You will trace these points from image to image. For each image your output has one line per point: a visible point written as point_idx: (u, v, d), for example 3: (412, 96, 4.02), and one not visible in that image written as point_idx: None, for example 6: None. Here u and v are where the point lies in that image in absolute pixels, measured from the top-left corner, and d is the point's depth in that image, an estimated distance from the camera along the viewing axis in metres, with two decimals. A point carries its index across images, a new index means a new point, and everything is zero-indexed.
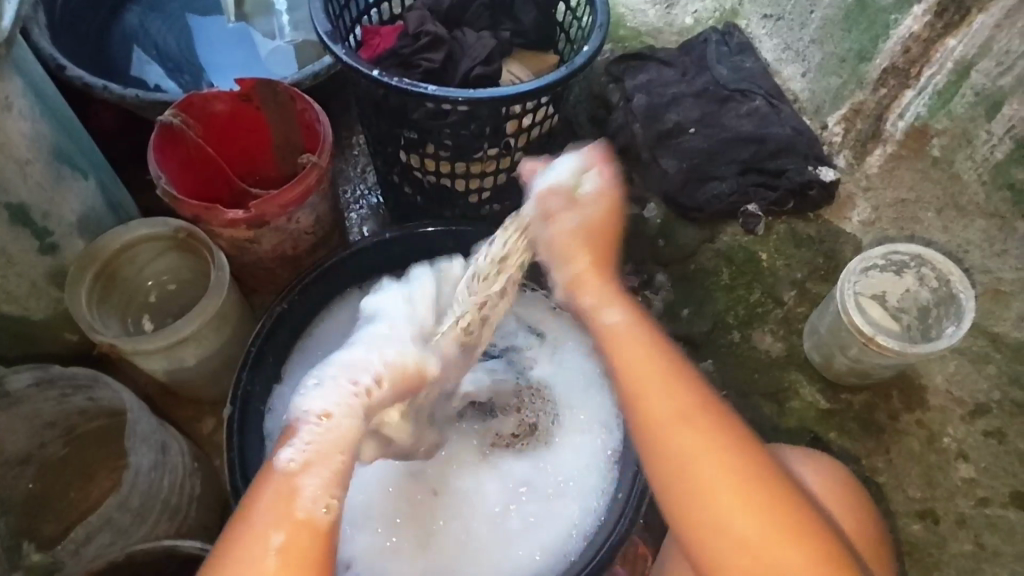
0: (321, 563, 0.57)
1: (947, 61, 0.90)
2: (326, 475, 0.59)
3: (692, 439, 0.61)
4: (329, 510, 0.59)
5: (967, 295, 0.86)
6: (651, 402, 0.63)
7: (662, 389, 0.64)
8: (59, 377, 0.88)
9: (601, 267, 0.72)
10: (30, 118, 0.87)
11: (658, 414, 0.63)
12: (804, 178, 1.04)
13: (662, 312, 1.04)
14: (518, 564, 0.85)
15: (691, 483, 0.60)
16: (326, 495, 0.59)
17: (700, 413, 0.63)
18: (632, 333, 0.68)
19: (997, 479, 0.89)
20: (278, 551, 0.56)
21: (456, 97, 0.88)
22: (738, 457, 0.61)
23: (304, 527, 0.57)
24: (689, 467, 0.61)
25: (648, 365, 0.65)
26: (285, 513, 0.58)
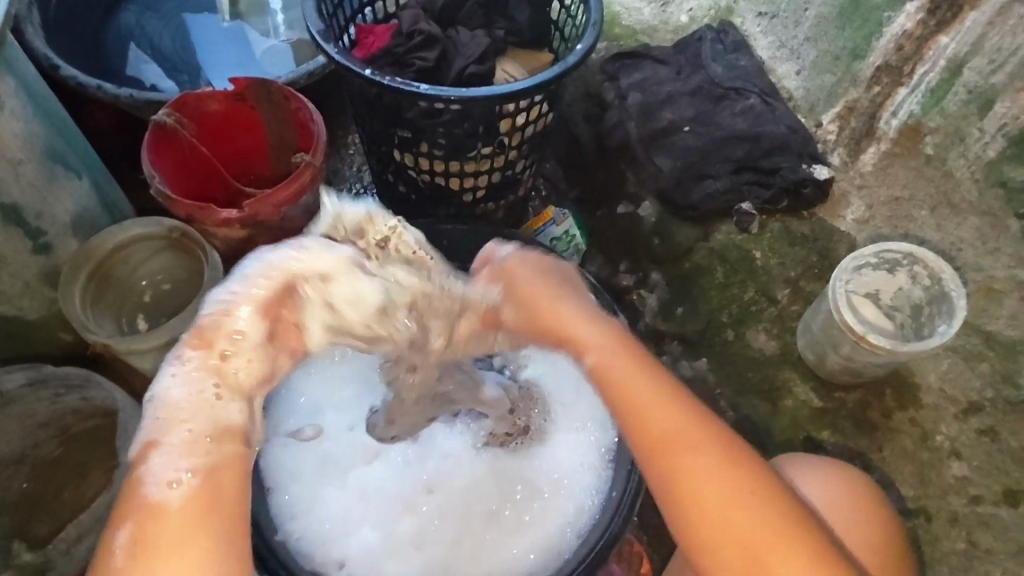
0: (183, 539, 0.51)
1: (940, 58, 0.90)
2: (176, 446, 0.54)
3: (695, 452, 0.60)
4: (186, 485, 0.53)
5: (959, 293, 0.86)
6: (647, 410, 0.62)
7: (660, 403, 0.62)
8: (51, 377, 0.89)
9: (549, 294, 0.70)
10: (22, 118, 0.87)
11: (656, 428, 0.61)
12: (798, 176, 1.04)
13: (656, 310, 1.05)
14: (513, 563, 0.84)
15: (687, 498, 0.59)
16: (180, 463, 0.53)
17: (697, 428, 0.61)
18: (617, 349, 0.66)
19: (989, 477, 0.89)
20: (124, 544, 0.51)
21: (448, 96, 0.87)
22: (733, 466, 0.59)
23: (151, 510, 0.51)
24: (691, 484, 0.59)
25: (649, 379, 0.63)
26: (135, 500, 0.52)
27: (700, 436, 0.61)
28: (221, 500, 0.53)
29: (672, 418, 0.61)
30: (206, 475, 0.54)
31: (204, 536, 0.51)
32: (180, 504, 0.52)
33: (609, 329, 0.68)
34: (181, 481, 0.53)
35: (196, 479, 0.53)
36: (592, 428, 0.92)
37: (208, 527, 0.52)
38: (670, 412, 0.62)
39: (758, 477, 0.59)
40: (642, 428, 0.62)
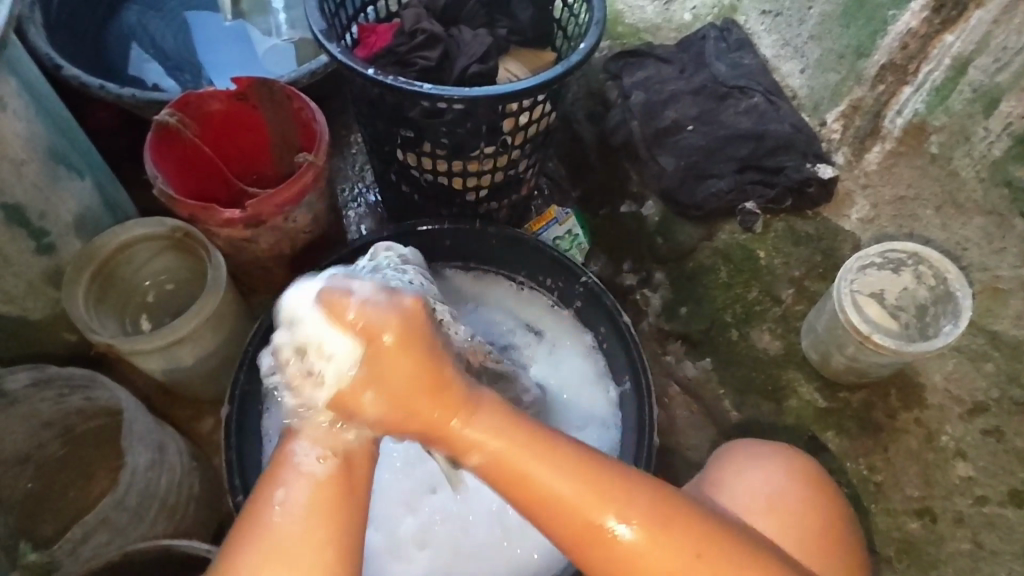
0: (319, 517, 0.56)
1: (945, 57, 0.89)
2: (318, 436, 0.57)
3: (621, 527, 0.56)
4: (329, 468, 0.57)
5: (964, 292, 0.84)
6: (556, 496, 0.56)
7: (556, 474, 0.56)
8: (56, 377, 0.88)
9: (426, 385, 0.55)
10: (24, 119, 0.87)
11: (567, 513, 0.57)
12: (801, 175, 1.03)
13: (660, 309, 1.10)
14: (515, 562, 0.86)
15: (629, 570, 0.57)
16: (328, 448, 0.58)
17: (613, 489, 0.57)
18: (512, 438, 0.57)
19: (995, 478, 0.87)
20: (280, 505, 0.56)
21: (451, 96, 0.87)
22: (672, 527, 0.57)
23: (305, 481, 0.57)
24: (630, 557, 0.57)
25: (521, 451, 0.56)
26: (293, 482, 0.57)
27: (626, 498, 0.57)
28: (353, 492, 0.58)
29: (581, 495, 0.56)
30: (343, 465, 0.58)
31: (337, 520, 0.56)
32: (326, 478, 0.57)
33: (497, 417, 0.58)
34: (325, 458, 0.57)
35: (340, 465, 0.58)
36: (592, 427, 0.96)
37: (339, 513, 0.57)
38: (569, 482, 0.56)
39: (696, 526, 0.58)
40: (555, 513, 0.57)
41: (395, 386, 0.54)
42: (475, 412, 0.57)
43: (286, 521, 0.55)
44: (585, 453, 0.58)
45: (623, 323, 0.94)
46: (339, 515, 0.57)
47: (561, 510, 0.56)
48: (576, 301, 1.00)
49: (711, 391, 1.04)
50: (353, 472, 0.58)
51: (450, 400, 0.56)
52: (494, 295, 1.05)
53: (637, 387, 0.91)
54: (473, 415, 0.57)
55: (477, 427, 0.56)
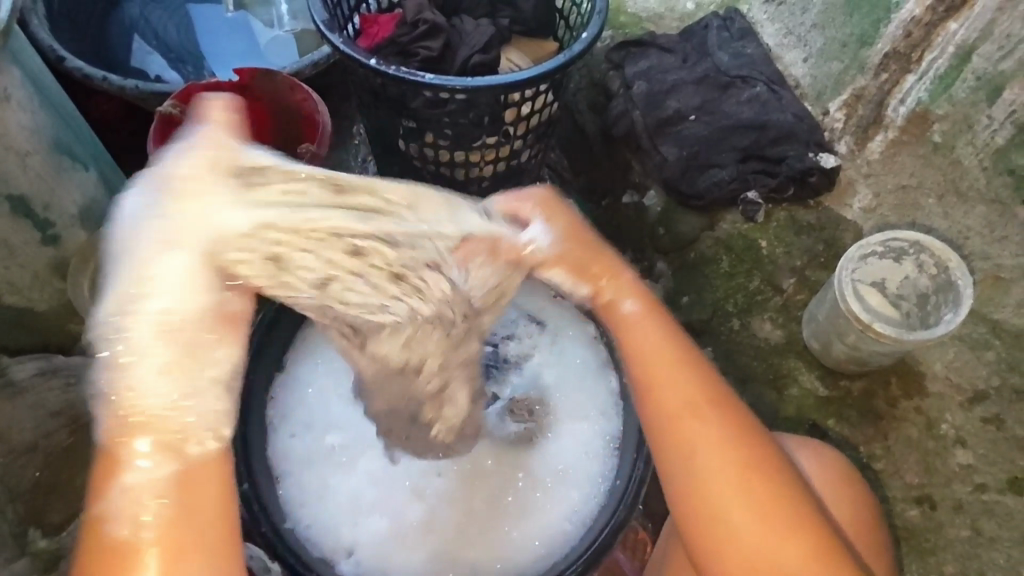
0: (176, 548, 0.50)
1: (949, 45, 0.89)
2: (157, 439, 0.50)
3: (702, 424, 0.62)
4: (160, 508, 0.51)
5: (965, 281, 0.86)
6: (666, 383, 0.64)
7: (674, 378, 0.64)
8: (61, 366, 0.94)
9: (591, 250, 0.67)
10: (29, 110, 0.87)
11: (674, 408, 0.63)
12: (804, 165, 1.03)
13: (662, 299, 1.07)
14: (516, 548, 0.86)
15: (704, 485, 0.61)
16: (149, 496, 0.51)
17: (715, 403, 0.63)
18: (652, 322, 0.67)
19: (995, 465, 0.89)
20: (145, 534, 0.50)
21: (454, 86, 0.87)
22: (756, 456, 0.61)
23: (134, 510, 0.50)
24: (702, 465, 0.61)
25: (648, 345, 0.65)
26: (133, 503, 0.50)
27: (715, 415, 0.62)
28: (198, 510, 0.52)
29: (690, 397, 0.63)
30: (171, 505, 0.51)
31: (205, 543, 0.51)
32: (162, 511, 0.51)
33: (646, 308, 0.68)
34: (162, 495, 0.51)
35: (176, 500, 0.51)
36: (596, 414, 0.94)
37: (187, 537, 0.51)
38: (689, 388, 0.63)
39: (763, 456, 0.62)
40: (669, 408, 0.63)
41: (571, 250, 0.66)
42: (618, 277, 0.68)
43: (153, 532, 0.51)
44: (713, 377, 0.65)
45: None
46: (190, 540, 0.51)
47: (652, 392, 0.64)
48: None
49: None
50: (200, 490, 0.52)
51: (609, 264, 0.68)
52: None
53: None
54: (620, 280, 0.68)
55: (635, 307, 0.67)
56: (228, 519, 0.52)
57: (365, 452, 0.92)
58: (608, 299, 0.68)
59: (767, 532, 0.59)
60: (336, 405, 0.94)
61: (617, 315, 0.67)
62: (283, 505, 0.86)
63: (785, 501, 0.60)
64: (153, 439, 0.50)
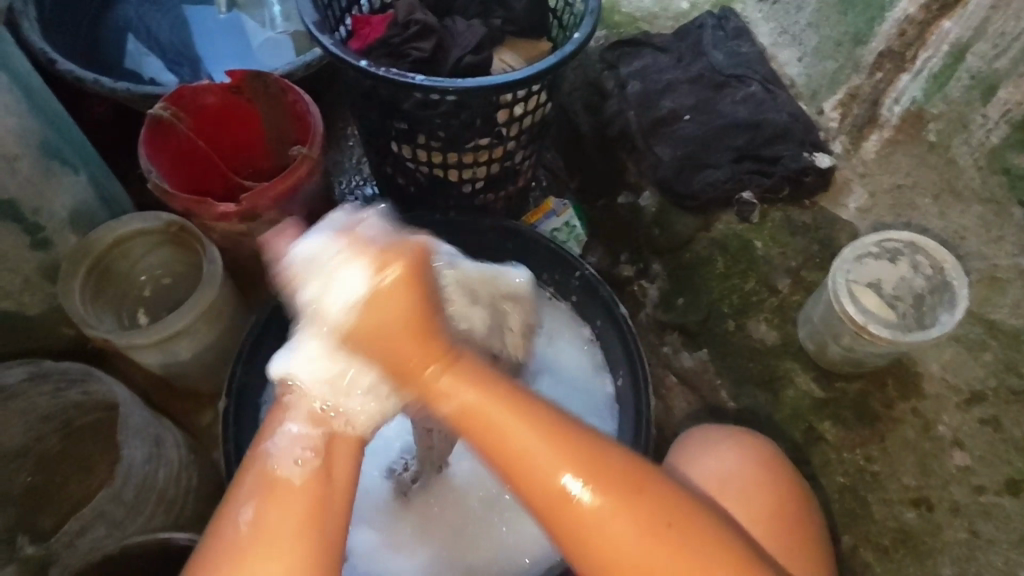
0: (284, 544, 0.50)
1: (943, 44, 0.89)
2: (302, 417, 0.55)
3: (592, 498, 0.52)
4: (308, 465, 0.53)
5: (960, 282, 0.85)
6: (530, 460, 0.52)
7: (530, 445, 0.52)
8: (52, 371, 0.87)
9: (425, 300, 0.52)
10: (17, 113, 0.87)
11: (533, 474, 0.52)
12: (799, 164, 1.02)
13: (657, 301, 1.10)
14: (509, 550, 0.86)
15: (603, 553, 0.52)
16: (300, 448, 0.54)
17: (609, 475, 0.53)
18: (477, 380, 0.53)
19: (993, 467, 0.88)
20: (246, 524, 0.51)
21: (445, 88, 0.86)
22: (649, 507, 0.53)
23: (274, 500, 0.52)
24: (597, 529, 0.52)
25: (497, 417, 0.52)
26: (264, 488, 0.53)
27: (586, 456, 0.52)
28: (334, 490, 0.54)
29: (561, 466, 0.52)
30: (320, 462, 0.54)
31: (423, 338, 0.52)
32: (303, 482, 0.53)
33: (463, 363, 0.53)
34: (307, 459, 0.54)
35: (308, 486, 0.53)
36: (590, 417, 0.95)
37: (285, 507, 0.52)
38: (538, 446, 0.52)
39: (652, 495, 0.53)
40: (522, 465, 0.52)
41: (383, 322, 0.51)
42: (452, 360, 0.53)
43: (251, 529, 0.51)
44: (561, 418, 0.54)
45: (621, 315, 0.94)
46: (320, 513, 0.52)
47: (518, 466, 0.52)
48: (573, 295, 1.00)
49: (708, 382, 1.05)
50: (337, 467, 0.55)
51: (435, 350, 0.52)
52: None
53: (635, 382, 0.90)
54: (453, 368, 0.53)
55: (467, 392, 0.52)
56: (322, 532, 0.52)
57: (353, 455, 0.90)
58: (431, 380, 0.52)
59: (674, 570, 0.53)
60: None
61: (448, 403, 0.52)
62: None
63: (685, 539, 0.53)
64: (305, 412, 0.55)
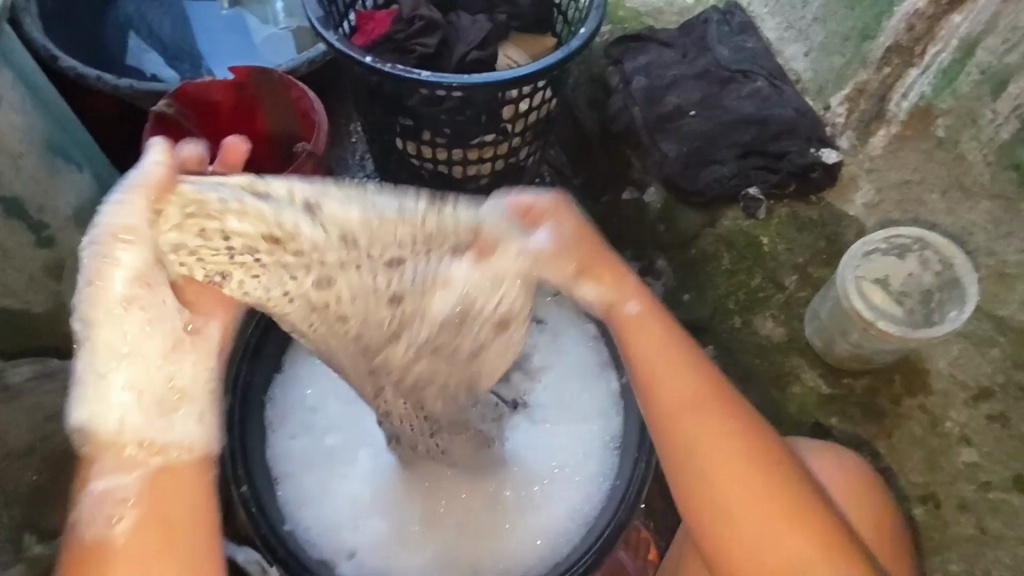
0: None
1: (953, 38, 0.88)
2: (119, 471, 0.53)
3: (716, 428, 0.60)
4: (129, 519, 0.53)
5: (970, 278, 0.86)
6: (667, 381, 0.62)
7: (677, 375, 0.62)
8: None
9: (580, 240, 0.61)
10: (21, 111, 0.86)
11: (676, 400, 0.62)
12: (806, 160, 1.02)
13: (662, 297, 1.06)
14: (523, 549, 0.86)
15: (713, 486, 0.60)
16: (112, 510, 0.53)
17: (736, 430, 0.61)
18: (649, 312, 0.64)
19: (1001, 463, 0.88)
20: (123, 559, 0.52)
21: (451, 83, 0.86)
22: (767, 471, 0.60)
23: (113, 558, 0.52)
24: (707, 453, 0.60)
25: (648, 337, 0.63)
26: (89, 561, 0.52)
27: (727, 407, 0.62)
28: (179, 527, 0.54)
29: (701, 400, 0.61)
30: (141, 511, 0.53)
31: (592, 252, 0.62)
32: (125, 541, 0.53)
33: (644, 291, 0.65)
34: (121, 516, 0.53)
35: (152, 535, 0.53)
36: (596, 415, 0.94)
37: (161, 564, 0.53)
38: (688, 376, 0.62)
39: (774, 462, 0.60)
40: (668, 405, 0.62)
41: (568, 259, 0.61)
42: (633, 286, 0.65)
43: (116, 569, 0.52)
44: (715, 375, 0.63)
45: None
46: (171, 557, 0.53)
47: (663, 377, 0.62)
48: None
49: None
50: (172, 501, 0.54)
51: (616, 269, 0.64)
52: None
53: None
54: (629, 286, 0.64)
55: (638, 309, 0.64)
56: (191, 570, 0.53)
57: (364, 449, 0.92)
58: (621, 307, 0.64)
59: (772, 527, 0.58)
60: (337, 406, 0.95)
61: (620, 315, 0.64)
62: (283, 507, 0.86)
63: (796, 511, 0.59)
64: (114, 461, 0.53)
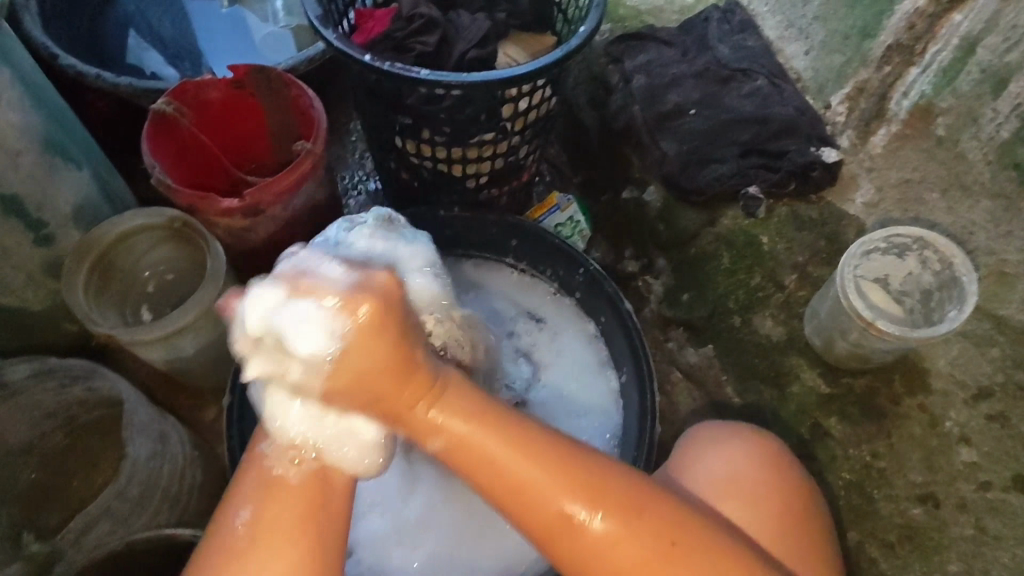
0: (280, 543, 0.56)
1: (953, 37, 0.88)
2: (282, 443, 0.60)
3: (588, 519, 0.57)
4: (302, 467, 0.59)
5: (970, 278, 0.84)
6: (519, 485, 0.57)
7: (531, 489, 0.57)
8: (58, 368, 0.87)
9: (368, 325, 0.53)
10: (20, 109, 0.86)
11: (535, 509, 0.57)
12: (806, 159, 1.01)
13: (662, 296, 1.11)
14: (519, 547, 0.86)
15: (605, 563, 0.59)
16: (291, 455, 0.60)
17: (598, 494, 0.58)
18: (475, 419, 0.58)
19: (999, 464, 0.88)
20: (246, 524, 0.58)
21: (450, 82, 0.86)
22: (651, 527, 0.59)
23: (270, 500, 0.58)
24: (586, 538, 0.58)
25: (486, 452, 0.57)
26: (263, 494, 0.59)
27: (588, 485, 0.58)
28: (326, 496, 0.60)
29: (561, 493, 0.57)
30: (313, 464, 0.60)
31: (396, 352, 0.55)
32: (298, 482, 0.59)
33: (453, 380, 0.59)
34: (302, 461, 0.60)
35: (307, 485, 0.59)
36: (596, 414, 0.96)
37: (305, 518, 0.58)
38: (534, 477, 0.57)
39: (659, 520, 0.59)
40: (527, 512, 0.58)
41: (369, 368, 0.54)
42: (438, 391, 0.58)
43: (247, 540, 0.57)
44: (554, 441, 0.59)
45: (627, 311, 0.92)
46: (308, 521, 0.58)
47: (517, 497, 0.57)
48: (578, 290, 1.00)
49: (713, 376, 1.06)
50: (328, 479, 0.60)
51: (417, 380, 0.57)
52: (497, 283, 1.05)
53: (639, 374, 0.90)
54: (438, 399, 0.58)
55: (464, 424, 0.57)
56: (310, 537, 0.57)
57: None
58: (430, 418, 0.57)
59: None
60: None
61: (443, 442, 0.58)
62: None
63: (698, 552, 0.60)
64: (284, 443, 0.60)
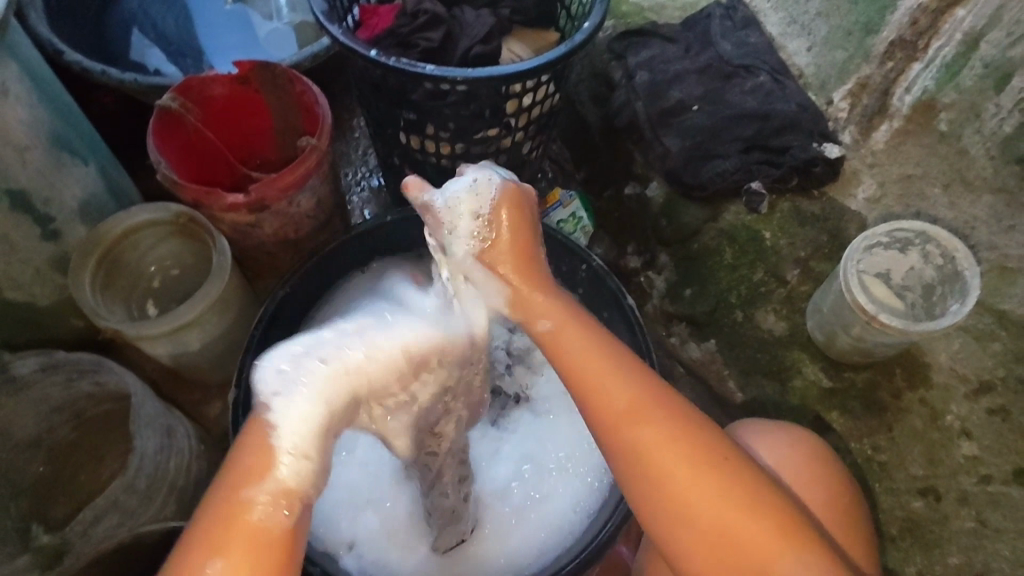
0: None
1: (956, 32, 0.88)
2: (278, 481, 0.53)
3: (651, 431, 0.58)
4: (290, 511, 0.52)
5: (972, 271, 0.84)
6: (604, 383, 0.61)
7: (614, 381, 0.61)
8: (63, 362, 0.89)
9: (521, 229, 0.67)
10: (27, 104, 0.86)
11: (613, 409, 0.60)
12: (808, 155, 1.02)
13: (663, 291, 1.13)
14: (521, 544, 0.87)
15: (672, 490, 0.57)
16: (284, 499, 0.52)
17: (687, 426, 0.59)
18: (570, 315, 0.65)
19: (1001, 456, 0.88)
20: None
21: (455, 77, 0.86)
22: (723, 467, 0.58)
23: (245, 549, 0.49)
24: (663, 458, 0.58)
25: (576, 349, 0.63)
26: (237, 539, 0.50)
27: (668, 406, 0.60)
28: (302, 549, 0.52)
29: (638, 397, 0.60)
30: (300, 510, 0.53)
31: (522, 265, 0.67)
32: (286, 526, 0.51)
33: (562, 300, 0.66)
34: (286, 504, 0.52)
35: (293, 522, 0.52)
36: None
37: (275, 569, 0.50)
38: (622, 384, 0.60)
39: (729, 456, 0.58)
40: (606, 416, 0.60)
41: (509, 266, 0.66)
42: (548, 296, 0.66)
43: None
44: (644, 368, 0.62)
45: (629, 306, 0.93)
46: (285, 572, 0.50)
47: (594, 388, 0.61)
48: (581, 287, 1.00)
49: (715, 371, 1.07)
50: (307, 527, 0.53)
51: (534, 280, 0.67)
52: None
53: None
54: (551, 295, 0.66)
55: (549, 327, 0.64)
56: None
57: (361, 441, 0.92)
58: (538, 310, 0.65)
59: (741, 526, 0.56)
60: None
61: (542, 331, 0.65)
62: None
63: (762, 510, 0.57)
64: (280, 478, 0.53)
